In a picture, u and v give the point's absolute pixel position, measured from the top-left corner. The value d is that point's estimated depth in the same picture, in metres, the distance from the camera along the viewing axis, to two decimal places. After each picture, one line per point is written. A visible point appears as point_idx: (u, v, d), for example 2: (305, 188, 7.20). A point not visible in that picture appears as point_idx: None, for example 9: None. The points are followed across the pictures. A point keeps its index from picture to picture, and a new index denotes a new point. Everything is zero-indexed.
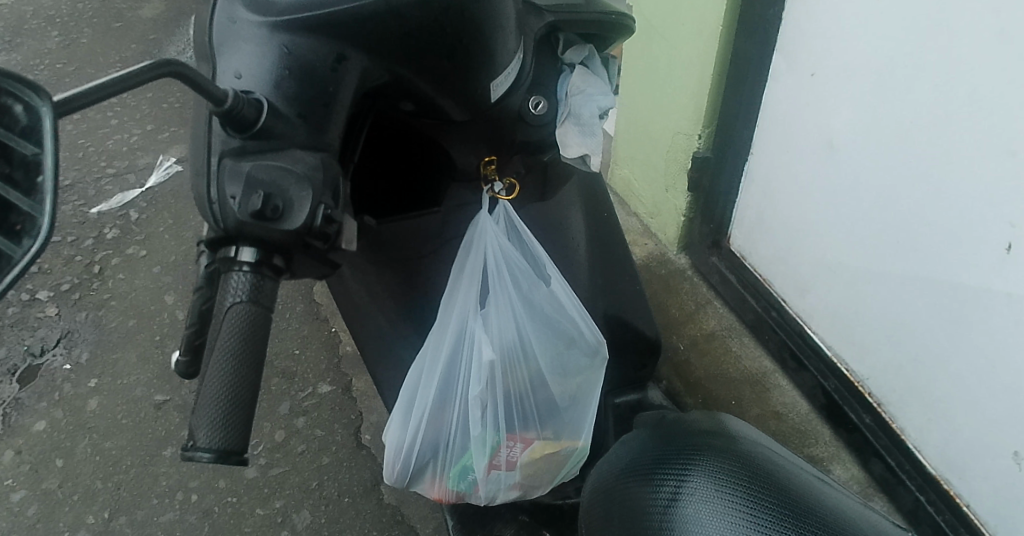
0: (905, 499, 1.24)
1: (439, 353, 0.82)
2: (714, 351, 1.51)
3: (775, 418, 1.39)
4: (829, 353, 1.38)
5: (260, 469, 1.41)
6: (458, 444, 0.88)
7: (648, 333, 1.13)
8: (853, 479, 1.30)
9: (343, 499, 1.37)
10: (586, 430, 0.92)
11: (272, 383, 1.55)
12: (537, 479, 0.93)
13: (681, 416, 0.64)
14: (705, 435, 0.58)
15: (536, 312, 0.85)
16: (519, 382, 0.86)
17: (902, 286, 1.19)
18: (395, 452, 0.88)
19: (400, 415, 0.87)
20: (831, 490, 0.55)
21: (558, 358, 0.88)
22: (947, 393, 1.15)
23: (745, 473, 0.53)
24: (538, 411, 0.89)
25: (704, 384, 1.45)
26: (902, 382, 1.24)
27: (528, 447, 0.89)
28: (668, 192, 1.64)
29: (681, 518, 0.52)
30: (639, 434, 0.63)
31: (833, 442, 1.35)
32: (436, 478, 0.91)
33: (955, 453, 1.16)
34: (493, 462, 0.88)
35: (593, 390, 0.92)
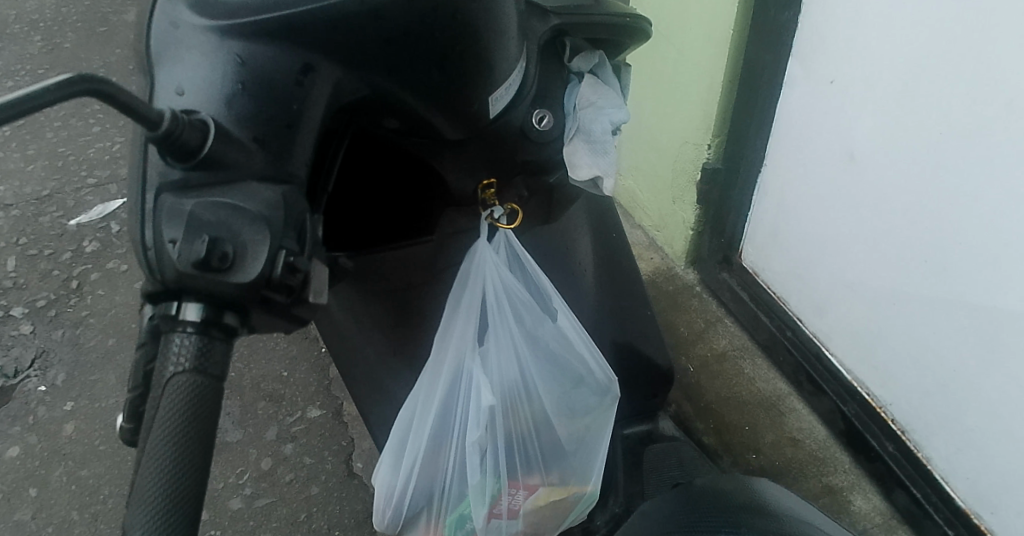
0: (931, 533, 1.15)
1: (435, 392, 0.75)
2: (725, 372, 1.42)
3: (791, 444, 1.30)
4: (848, 376, 1.29)
5: (245, 500, 1.32)
6: (455, 490, 0.80)
7: (659, 362, 1.05)
8: (875, 511, 1.20)
9: (332, 534, 1.28)
10: (595, 475, 0.84)
11: (259, 407, 1.47)
12: (541, 527, 0.84)
13: (702, 485, 0.55)
14: (734, 510, 0.50)
15: (541, 348, 0.77)
16: (522, 424, 0.78)
17: (929, 308, 1.11)
18: (385, 498, 0.80)
19: (392, 458, 0.79)
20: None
21: (566, 397, 0.80)
22: (979, 424, 1.07)
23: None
24: (543, 455, 0.81)
25: (716, 408, 1.36)
26: (928, 409, 1.15)
27: (532, 494, 0.81)
28: (676, 204, 1.55)
29: None
30: (654, 511, 0.54)
31: (853, 470, 1.26)
32: (431, 528, 0.83)
33: (986, 486, 1.08)
34: (494, 511, 0.80)
35: (603, 431, 0.83)
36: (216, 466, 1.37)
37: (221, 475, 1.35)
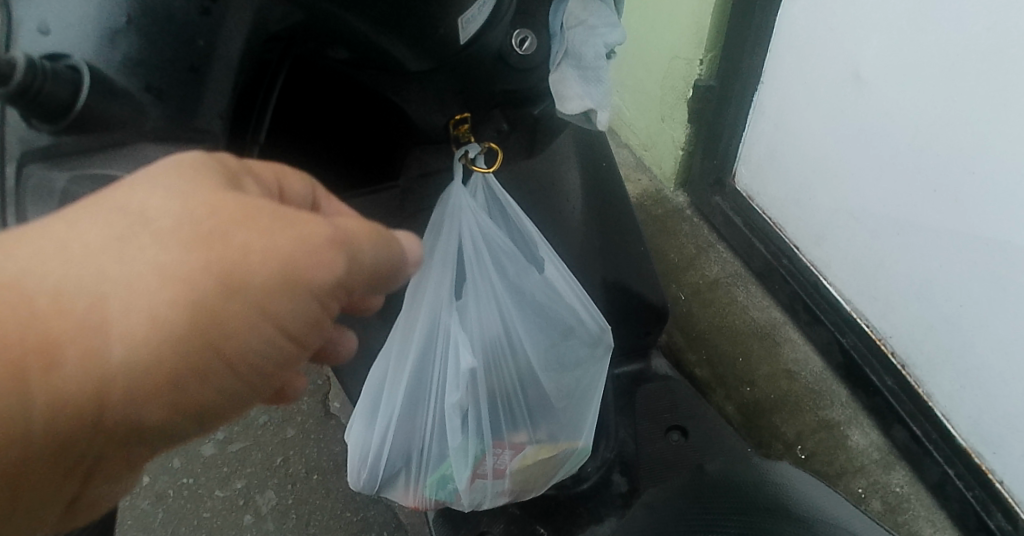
0: (929, 471, 1.13)
1: (409, 349, 0.68)
2: (718, 301, 1.36)
3: (787, 376, 1.26)
4: (847, 307, 1.25)
5: (218, 445, 1.25)
6: (435, 453, 0.74)
7: (654, 301, 0.98)
8: (873, 447, 1.17)
9: (311, 477, 1.20)
10: (586, 431, 0.78)
11: None
12: (529, 484, 0.79)
13: (702, 467, 0.51)
14: (745, 508, 0.44)
15: (524, 298, 0.71)
16: (505, 379, 0.72)
17: (935, 239, 1.05)
18: (360, 460, 0.74)
19: (365, 416, 0.73)
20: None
21: (553, 350, 0.74)
22: (983, 361, 1.03)
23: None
24: (530, 411, 0.75)
25: (708, 338, 1.31)
26: (931, 344, 1.11)
27: (519, 453, 0.76)
28: (664, 123, 1.45)
29: None
30: (651, 500, 0.49)
31: (850, 403, 1.22)
32: (410, 491, 0.77)
33: (987, 425, 1.06)
34: (478, 471, 0.74)
35: (595, 384, 0.77)
36: None
37: None
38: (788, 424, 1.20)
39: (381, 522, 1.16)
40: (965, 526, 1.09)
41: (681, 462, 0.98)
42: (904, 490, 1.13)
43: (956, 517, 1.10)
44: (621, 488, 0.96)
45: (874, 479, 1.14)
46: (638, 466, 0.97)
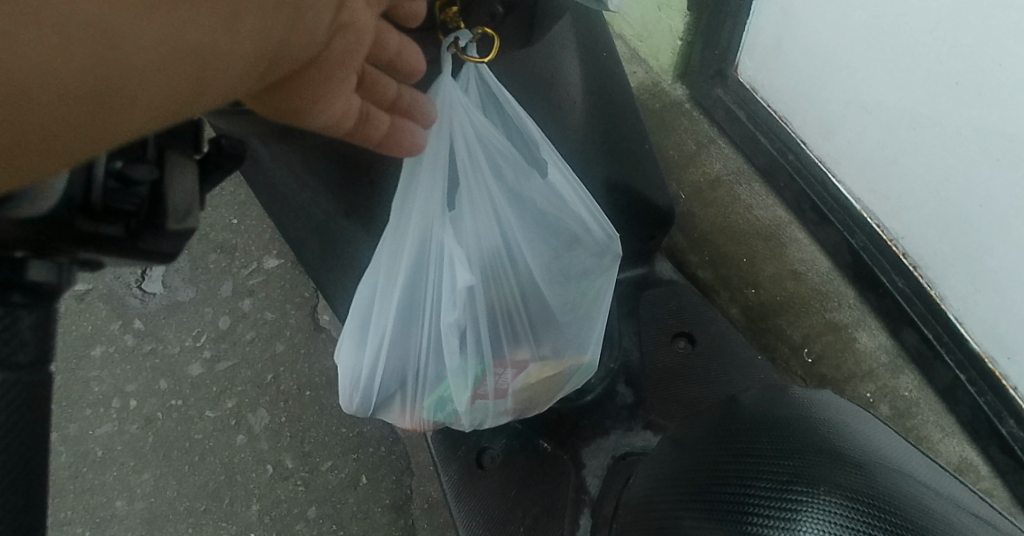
0: (941, 376, 1.11)
1: (400, 264, 0.62)
2: (720, 201, 1.29)
3: (792, 277, 1.21)
4: (857, 207, 1.20)
5: (206, 364, 1.20)
6: (432, 373, 0.69)
7: (660, 205, 0.91)
8: (881, 349, 1.15)
9: (304, 394, 1.16)
10: (592, 346, 0.74)
11: (209, 260, 1.28)
12: (533, 401, 0.75)
13: (733, 401, 0.53)
14: (791, 454, 0.45)
15: (524, 204, 0.65)
16: (505, 294, 0.66)
17: (956, 140, 0.99)
18: (353, 382, 0.69)
19: (356, 337, 0.68)
20: (944, 483, 0.46)
21: (556, 259, 0.68)
22: (1003, 263, 1.01)
23: (876, 527, 0.39)
24: (532, 326, 0.70)
25: (710, 239, 1.25)
26: (946, 246, 1.08)
27: (522, 372, 0.71)
28: (662, 12, 1.31)
29: None
30: (683, 438, 0.51)
31: (858, 305, 1.18)
32: (407, 412, 0.73)
33: (1006, 327, 1.05)
34: (479, 391, 0.70)
35: (601, 297, 0.72)
36: (169, 329, 1.23)
37: (175, 339, 1.22)
38: (795, 327, 1.17)
39: (377, 437, 1.13)
40: (976, 431, 1.09)
41: (689, 371, 0.94)
42: (913, 394, 1.12)
43: (967, 425, 1.10)
44: (627, 399, 0.93)
45: (882, 384, 1.13)
46: (643, 377, 0.94)
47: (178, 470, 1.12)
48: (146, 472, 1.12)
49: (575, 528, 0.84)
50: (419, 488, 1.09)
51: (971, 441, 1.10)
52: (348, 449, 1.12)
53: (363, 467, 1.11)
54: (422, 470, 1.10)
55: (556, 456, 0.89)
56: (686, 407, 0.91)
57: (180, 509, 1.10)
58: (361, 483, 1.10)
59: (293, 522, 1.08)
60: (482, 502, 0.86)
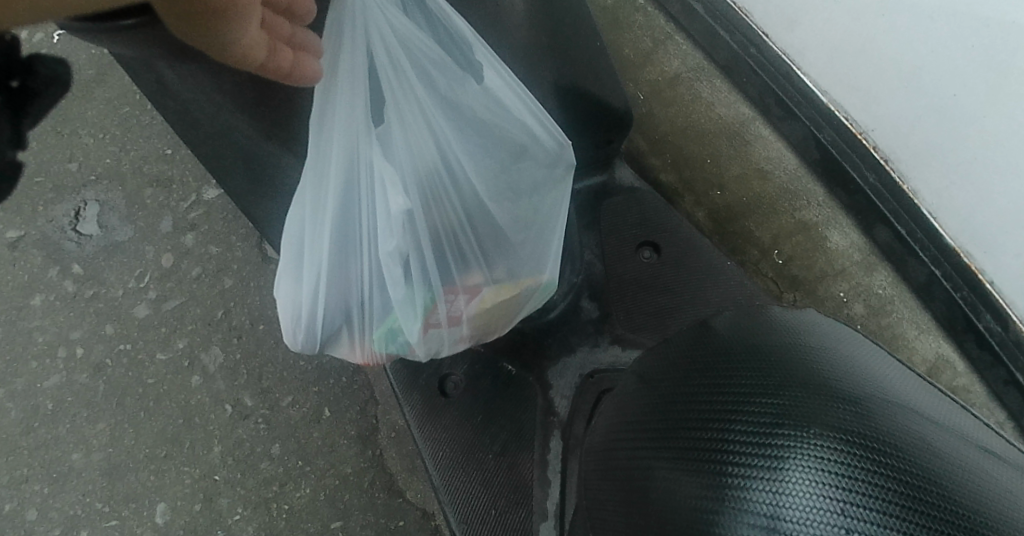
0: (916, 272, 1.12)
1: (327, 188, 0.56)
2: (679, 99, 1.25)
3: (759, 177, 1.21)
4: (823, 100, 1.13)
5: (152, 305, 1.13)
6: (377, 304, 0.63)
7: (616, 106, 0.85)
8: (853, 247, 1.17)
9: (257, 329, 1.11)
10: (552, 264, 0.69)
11: (145, 195, 1.20)
12: (491, 326, 0.70)
13: (705, 326, 0.49)
14: (772, 389, 0.42)
15: (460, 114, 0.59)
16: (448, 214, 0.61)
17: (929, 23, 0.90)
18: (293, 321, 0.63)
19: (290, 272, 0.62)
20: (929, 403, 0.44)
21: (504, 173, 0.63)
22: (974, 160, 0.93)
23: (865, 473, 0.38)
24: (483, 248, 0.65)
25: (673, 141, 1.23)
26: (917, 140, 1.01)
27: (476, 297, 0.66)
28: None
29: (761, 518, 0.38)
30: (653, 374, 0.48)
31: (828, 203, 1.19)
32: (356, 347, 0.67)
33: (978, 226, 0.99)
34: (431, 320, 0.65)
35: (557, 211, 0.67)
36: (109, 271, 1.15)
37: (118, 281, 1.15)
38: (762, 229, 1.18)
39: (337, 367, 1.09)
40: (952, 326, 1.12)
41: (656, 279, 0.90)
42: (886, 292, 1.15)
43: (943, 321, 1.13)
44: (592, 314, 0.89)
45: (855, 283, 1.16)
46: (608, 291, 0.90)
47: (133, 418, 1.07)
48: (100, 422, 1.07)
49: (546, 452, 0.82)
50: (385, 417, 1.06)
51: (948, 337, 1.13)
52: (308, 383, 1.08)
53: (325, 399, 1.07)
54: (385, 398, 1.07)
55: (523, 379, 0.86)
56: (656, 320, 0.88)
57: (139, 457, 1.05)
58: (324, 416, 1.06)
59: (258, 461, 1.05)
60: (449, 433, 0.83)
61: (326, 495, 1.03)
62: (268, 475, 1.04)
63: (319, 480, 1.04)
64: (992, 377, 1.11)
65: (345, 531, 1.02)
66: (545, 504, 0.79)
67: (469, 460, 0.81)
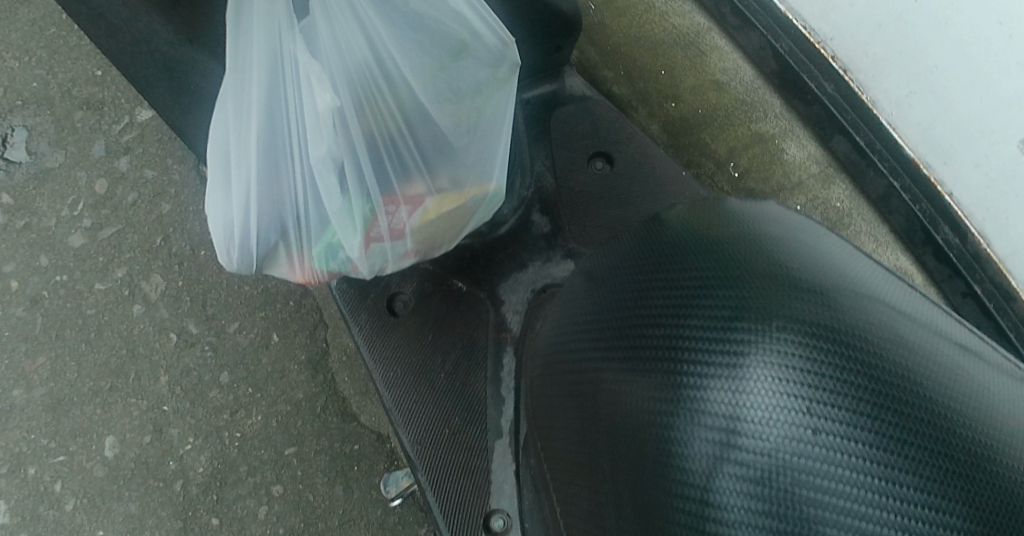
0: (874, 185, 1.13)
1: (248, 89, 0.52)
2: (635, 10, 1.24)
3: (713, 88, 1.20)
4: (783, 9, 1.15)
5: (88, 234, 1.08)
6: (314, 218, 0.60)
7: (564, 8, 0.82)
8: (810, 159, 1.17)
9: (200, 255, 1.07)
10: (498, 173, 0.66)
11: (73, 118, 1.13)
12: (437, 239, 0.67)
13: (656, 221, 0.46)
14: (729, 281, 0.38)
15: (392, 5, 0.54)
16: (383, 115, 0.58)
17: None
18: (225, 237, 0.59)
19: (218, 182, 0.58)
20: (897, 292, 0.42)
21: (443, 72, 0.58)
22: (933, 62, 0.94)
23: (831, 368, 0.35)
24: (420, 154, 0.62)
25: (627, 53, 1.21)
26: (875, 47, 1.02)
27: (418, 208, 0.63)
28: None
29: (720, 420, 0.35)
30: (602, 275, 0.44)
31: (785, 115, 1.19)
32: (296, 264, 0.64)
33: (936, 133, 1.00)
34: (372, 234, 0.62)
35: (500, 113, 0.63)
36: (41, 200, 1.09)
37: (50, 210, 1.09)
38: (718, 140, 1.17)
39: (284, 291, 1.06)
40: (910, 239, 1.12)
41: (608, 192, 0.89)
42: (845, 205, 1.15)
43: (901, 233, 1.13)
44: (543, 229, 0.87)
45: (815, 196, 1.15)
46: (559, 204, 0.88)
47: (75, 351, 1.03)
48: (40, 356, 1.03)
49: (499, 369, 0.80)
50: (335, 340, 1.04)
51: (905, 250, 1.13)
52: (254, 308, 1.05)
53: (273, 324, 1.05)
54: (335, 321, 1.05)
55: (472, 295, 0.84)
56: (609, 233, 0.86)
57: (84, 391, 1.02)
58: (273, 341, 1.04)
59: (207, 390, 1.02)
60: (397, 353, 0.81)
61: (278, 421, 1.01)
62: (218, 404, 1.02)
63: (270, 407, 1.02)
64: (950, 290, 1.11)
65: (299, 458, 1.00)
66: (498, 422, 0.77)
67: (419, 380, 0.80)
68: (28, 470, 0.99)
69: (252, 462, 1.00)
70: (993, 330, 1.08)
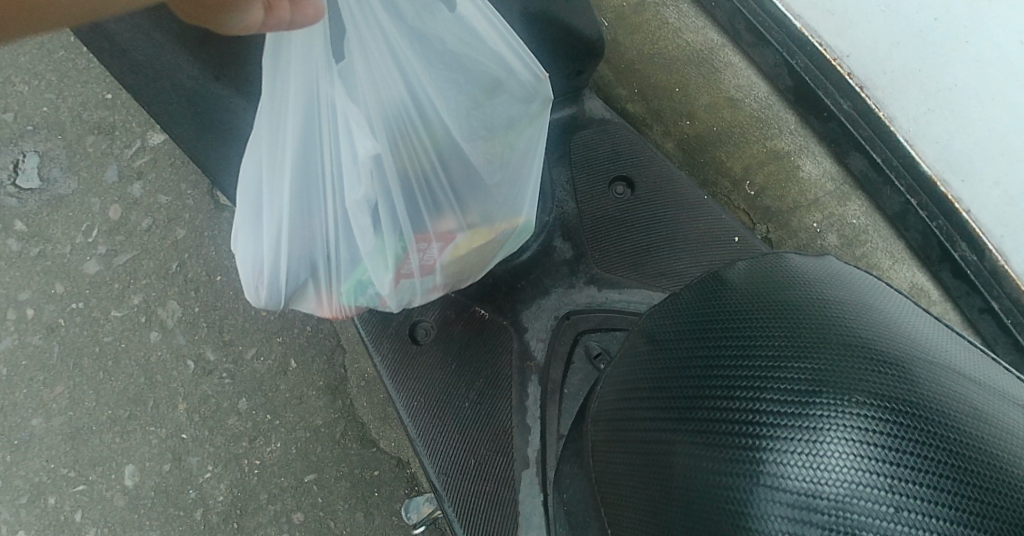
0: (891, 202, 1.13)
1: (284, 136, 0.53)
2: (645, 27, 1.24)
3: (728, 105, 1.20)
4: (796, 25, 1.14)
5: (102, 261, 1.07)
6: (345, 257, 0.60)
7: (585, 33, 0.82)
8: (826, 176, 1.17)
9: (215, 280, 1.06)
10: (529, 207, 0.67)
11: (86, 142, 1.12)
12: (465, 272, 0.67)
13: (716, 280, 0.46)
14: (801, 350, 0.39)
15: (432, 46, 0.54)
16: (417, 152, 0.58)
17: None
18: (255, 275, 0.59)
19: (249, 222, 0.57)
20: (967, 362, 0.42)
21: (480, 111, 0.59)
22: (955, 81, 0.94)
23: (910, 443, 0.36)
24: (452, 190, 0.62)
25: (639, 70, 1.21)
26: (893, 65, 1.02)
27: (449, 244, 0.63)
28: None
29: (803, 497, 0.36)
30: (663, 336, 0.45)
31: (800, 131, 1.19)
32: (324, 300, 0.64)
33: (955, 149, 1.00)
34: (402, 270, 0.62)
35: (533, 148, 0.63)
36: (56, 226, 1.09)
37: (65, 237, 1.08)
38: (734, 158, 1.17)
39: (301, 317, 1.05)
40: (928, 255, 1.12)
41: (629, 216, 0.89)
42: (861, 222, 1.15)
43: (918, 250, 1.13)
44: (565, 254, 0.87)
45: (830, 213, 1.15)
46: (581, 229, 0.88)
47: (92, 379, 1.03)
48: (57, 385, 1.02)
49: (524, 397, 0.80)
50: (353, 366, 1.04)
51: (922, 266, 1.13)
52: (271, 334, 1.04)
53: (290, 350, 1.04)
54: (352, 346, 1.04)
55: (496, 322, 0.84)
56: (631, 259, 0.86)
57: (102, 419, 1.01)
58: (291, 368, 1.03)
59: (225, 417, 1.02)
60: (422, 383, 0.81)
61: (298, 448, 1.01)
62: (237, 431, 1.01)
63: (290, 434, 1.01)
64: (969, 307, 1.11)
65: (319, 484, 1.00)
66: (525, 452, 0.78)
67: (444, 410, 0.80)
68: (47, 500, 0.98)
69: (273, 490, 0.99)
70: (1013, 348, 1.08)
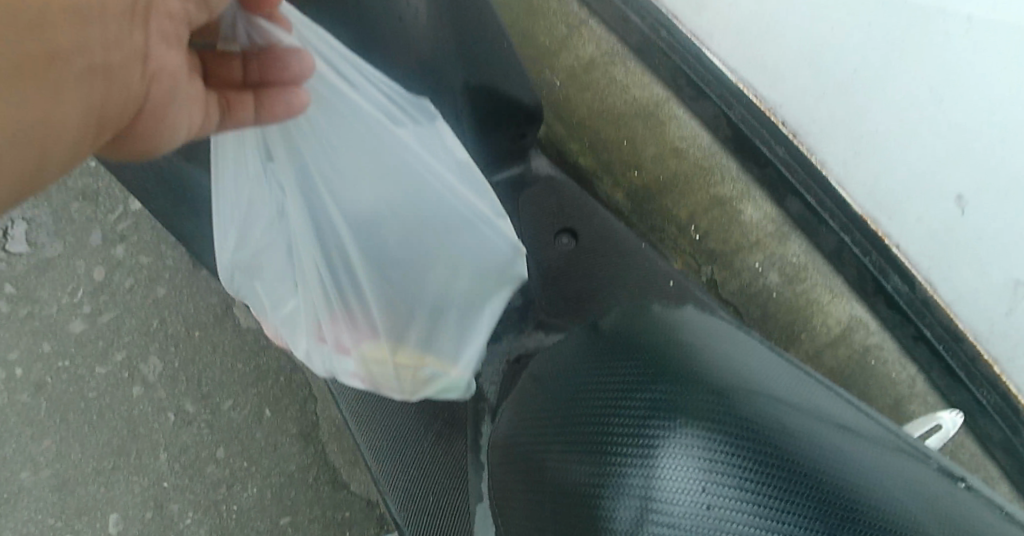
0: (827, 240, 1.21)
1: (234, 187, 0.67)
2: (597, 83, 1.31)
3: (674, 155, 1.27)
4: (733, 79, 1.24)
5: (88, 320, 1.14)
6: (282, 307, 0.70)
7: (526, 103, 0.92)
8: (767, 219, 1.23)
9: (193, 335, 1.13)
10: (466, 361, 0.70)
11: (71, 208, 1.19)
12: (391, 381, 0.69)
13: (596, 330, 0.55)
14: (646, 378, 0.47)
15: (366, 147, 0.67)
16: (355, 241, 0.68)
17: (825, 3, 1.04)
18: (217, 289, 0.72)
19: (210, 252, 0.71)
20: (795, 386, 0.49)
21: (418, 218, 0.69)
22: (878, 128, 1.05)
23: (729, 454, 0.42)
24: (393, 281, 0.70)
25: (590, 126, 1.29)
26: (821, 114, 1.13)
27: (371, 338, 0.69)
28: None
29: (640, 499, 0.43)
30: (546, 376, 0.54)
31: (742, 177, 1.25)
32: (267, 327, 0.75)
33: (880, 191, 1.11)
34: (320, 336, 0.68)
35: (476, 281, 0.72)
36: (43, 289, 1.15)
37: (52, 298, 1.15)
38: (681, 205, 1.25)
39: (276, 367, 1.12)
40: (863, 289, 1.19)
41: (571, 265, 0.95)
42: (801, 259, 1.21)
43: (854, 282, 1.20)
44: (514, 302, 0.95)
45: (768, 252, 1.21)
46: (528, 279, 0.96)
47: (77, 433, 1.08)
48: (44, 439, 1.08)
49: (478, 437, 0.84)
50: (324, 412, 1.10)
51: (861, 299, 1.20)
52: (247, 384, 1.11)
53: (265, 400, 1.10)
54: (324, 395, 1.10)
55: None
56: (572, 303, 0.91)
57: (87, 471, 1.07)
58: (266, 416, 1.10)
59: (204, 465, 1.07)
60: (386, 429, 0.88)
61: (273, 492, 1.07)
62: (215, 478, 1.07)
63: (265, 478, 1.07)
64: (903, 335, 1.18)
65: (293, 527, 1.06)
66: (477, 487, 0.81)
67: (406, 452, 0.85)
68: None
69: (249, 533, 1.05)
70: (947, 373, 1.16)
